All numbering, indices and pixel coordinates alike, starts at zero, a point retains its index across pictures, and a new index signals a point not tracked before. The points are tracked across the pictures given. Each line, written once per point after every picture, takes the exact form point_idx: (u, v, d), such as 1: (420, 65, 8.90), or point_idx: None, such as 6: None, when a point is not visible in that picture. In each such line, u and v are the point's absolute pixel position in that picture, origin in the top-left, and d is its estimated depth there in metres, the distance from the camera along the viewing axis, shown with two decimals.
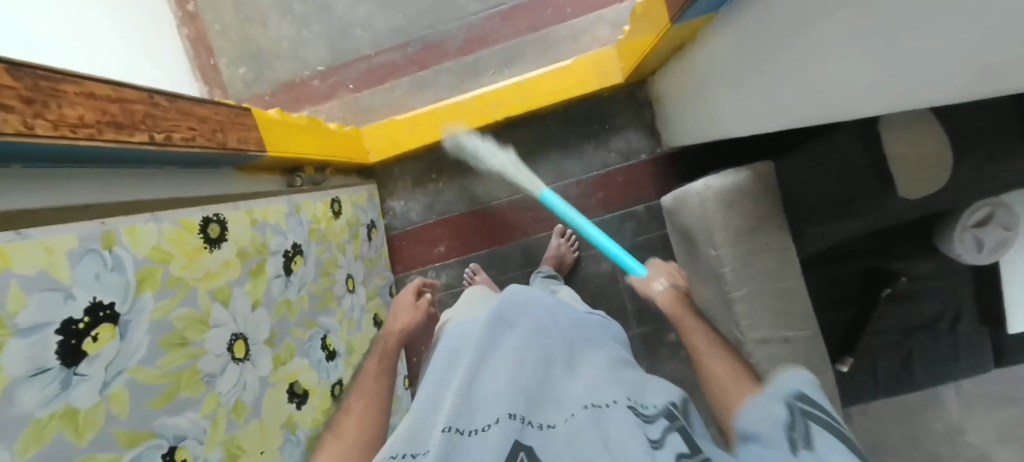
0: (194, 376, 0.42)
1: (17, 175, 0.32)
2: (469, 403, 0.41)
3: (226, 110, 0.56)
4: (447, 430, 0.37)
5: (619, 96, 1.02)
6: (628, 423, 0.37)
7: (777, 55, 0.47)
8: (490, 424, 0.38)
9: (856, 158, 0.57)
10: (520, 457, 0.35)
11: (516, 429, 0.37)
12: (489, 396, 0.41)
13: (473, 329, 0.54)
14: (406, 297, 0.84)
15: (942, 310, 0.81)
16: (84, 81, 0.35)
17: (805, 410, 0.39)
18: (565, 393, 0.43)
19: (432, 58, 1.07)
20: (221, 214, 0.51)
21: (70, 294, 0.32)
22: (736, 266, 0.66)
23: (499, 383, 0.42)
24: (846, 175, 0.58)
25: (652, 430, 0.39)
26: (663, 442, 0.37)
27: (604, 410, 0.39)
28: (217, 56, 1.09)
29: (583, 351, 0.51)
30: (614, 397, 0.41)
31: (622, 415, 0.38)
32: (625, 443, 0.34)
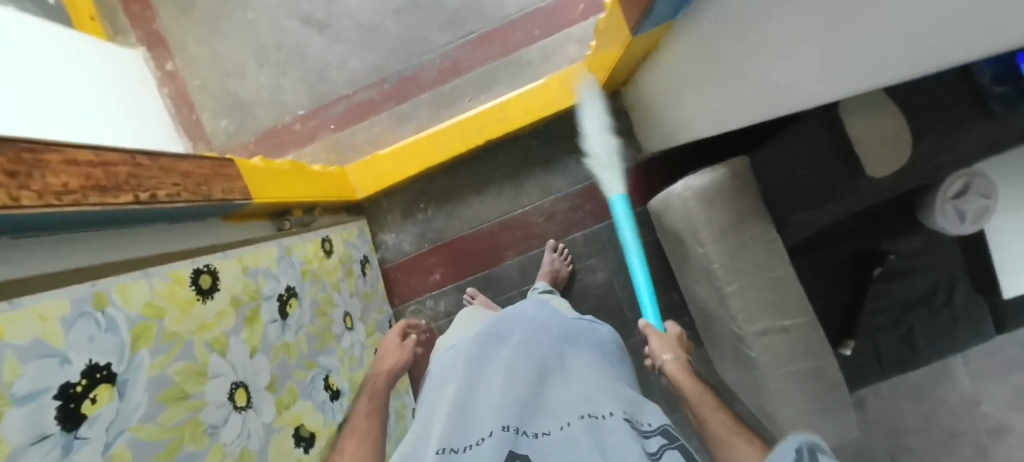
0: (196, 429, 0.42)
1: (6, 246, 0.32)
2: (464, 421, 0.41)
3: (209, 163, 0.58)
4: (442, 451, 0.37)
5: (594, 108, 1.05)
6: (626, 434, 0.38)
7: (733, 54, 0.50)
8: (483, 438, 0.38)
9: (822, 143, 0.60)
10: None
11: (510, 439, 0.38)
12: (482, 411, 0.41)
13: (461, 348, 0.55)
14: (393, 339, 0.86)
15: (936, 282, 0.82)
16: (65, 149, 0.36)
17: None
18: (561, 402, 0.43)
19: (410, 90, 1.10)
20: (211, 264, 0.51)
21: (65, 359, 0.32)
22: (724, 262, 0.67)
23: (491, 398, 0.42)
24: (818, 162, 0.61)
25: (649, 443, 0.41)
26: (661, 455, 0.39)
27: (600, 420, 0.40)
28: (198, 111, 1.11)
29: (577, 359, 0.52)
30: (611, 408, 0.42)
31: (620, 428, 0.39)
32: (623, 452, 0.36)
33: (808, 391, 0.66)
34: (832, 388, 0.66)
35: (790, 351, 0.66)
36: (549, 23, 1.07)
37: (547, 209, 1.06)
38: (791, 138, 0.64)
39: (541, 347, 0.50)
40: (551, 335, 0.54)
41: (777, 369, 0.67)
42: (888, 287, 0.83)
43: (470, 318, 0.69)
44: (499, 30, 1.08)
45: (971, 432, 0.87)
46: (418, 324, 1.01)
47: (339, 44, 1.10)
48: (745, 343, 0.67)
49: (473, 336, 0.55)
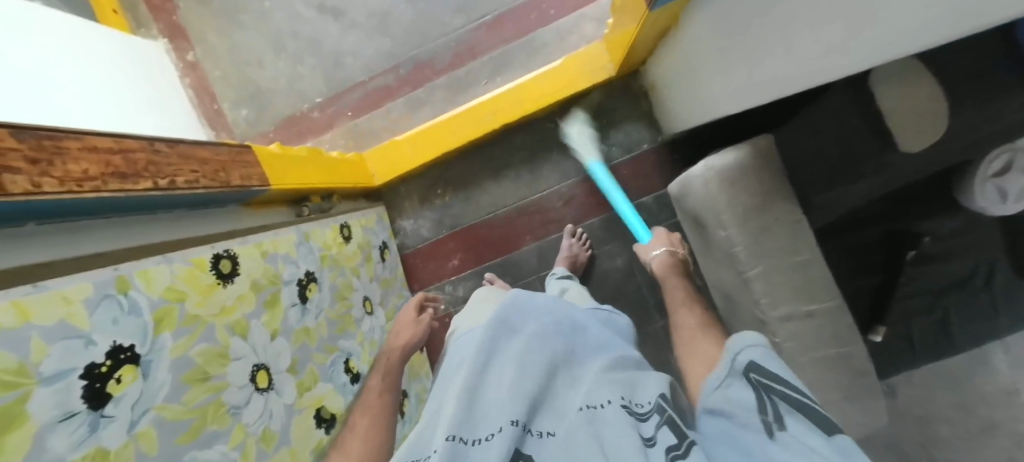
0: (219, 410, 0.43)
1: (31, 232, 0.33)
2: (473, 410, 0.40)
3: (226, 150, 0.58)
4: (451, 439, 0.37)
5: (613, 90, 1.02)
6: (621, 425, 0.36)
7: (756, 24, 0.47)
8: (493, 432, 0.37)
9: (850, 117, 0.56)
10: None
11: (518, 434, 0.37)
12: (492, 404, 0.41)
13: (473, 336, 0.54)
14: (409, 314, 0.84)
15: (975, 265, 0.78)
16: (85, 136, 0.37)
17: (766, 384, 0.40)
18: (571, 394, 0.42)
19: (425, 76, 1.09)
20: (232, 249, 0.52)
21: (90, 340, 0.33)
22: (747, 245, 0.64)
23: (502, 390, 0.42)
24: (843, 137, 0.57)
25: (645, 427, 0.38)
26: (656, 438, 0.36)
27: (600, 411, 0.38)
28: (220, 101, 1.13)
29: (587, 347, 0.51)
30: (608, 397, 0.40)
31: (618, 417, 0.37)
32: (619, 445, 0.34)
33: (834, 377, 0.63)
34: (861, 375, 0.63)
35: (816, 337, 0.63)
36: (565, 3, 1.04)
37: (565, 194, 1.04)
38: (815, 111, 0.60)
39: (552, 337, 0.49)
40: (563, 323, 0.53)
41: (802, 355, 0.64)
42: (921, 272, 0.79)
43: (481, 302, 0.69)
44: (514, 11, 1.05)
45: (1010, 423, 0.81)
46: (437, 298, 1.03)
47: (354, 31, 1.10)
48: (768, 329, 0.65)
49: (484, 324, 0.54)
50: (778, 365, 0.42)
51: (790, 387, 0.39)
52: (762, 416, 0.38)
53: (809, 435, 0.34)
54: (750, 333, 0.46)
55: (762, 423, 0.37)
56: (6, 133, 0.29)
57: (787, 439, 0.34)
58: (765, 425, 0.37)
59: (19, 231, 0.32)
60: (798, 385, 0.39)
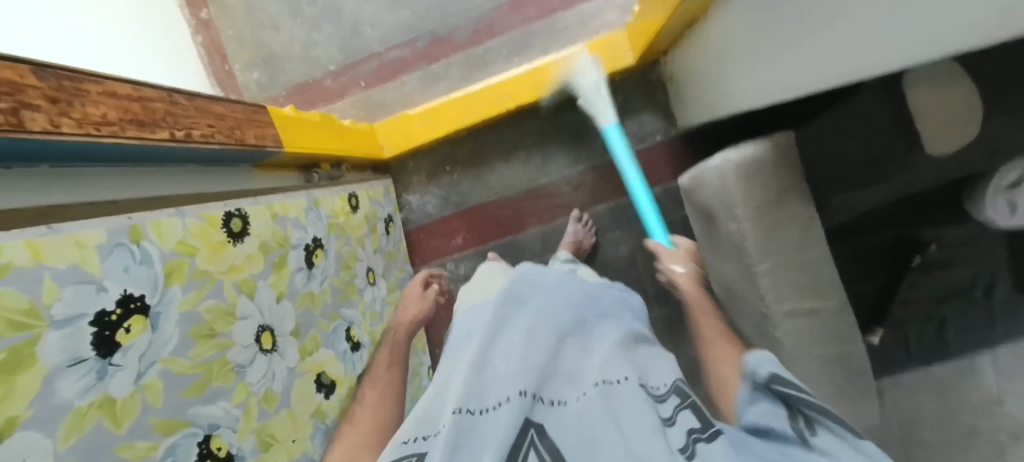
0: (224, 367, 0.43)
1: (46, 175, 0.33)
2: (481, 384, 0.40)
3: (242, 108, 0.57)
4: (457, 412, 0.36)
5: (631, 78, 1.00)
6: (640, 401, 0.36)
7: (796, 12, 0.46)
8: (501, 402, 0.37)
9: (878, 118, 0.56)
10: (531, 433, 0.35)
11: (527, 406, 0.36)
12: (500, 376, 0.40)
13: (480, 310, 0.54)
14: (415, 290, 0.86)
15: (976, 277, 0.78)
16: (105, 82, 0.36)
17: (789, 396, 0.41)
18: (578, 372, 0.43)
19: (441, 51, 1.07)
20: (243, 208, 0.51)
21: (101, 287, 0.32)
22: (759, 239, 0.63)
23: (510, 363, 0.41)
24: (869, 136, 0.57)
25: (663, 408, 0.39)
26: (675, 419, 0.37)
27: (613, 385, 0.38)
28: (231, 61, 1.10)
29: (595, 327, 0.52)
30: (626, 373, 0.40)
31: (634, 393, 0.37)
32: (637, 419, 0.34)
33: (830, 375, 0.63)
34: (858, 375, 0.63)
35: (817, 335, 0.63)
36: None
37: (574, 179, 1.04)
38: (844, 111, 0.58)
39: (563, 315, 0.49)
40: (572, 303, 0.53)
41: (803, 352, 0.64)
42: (925, 281, 0.79)
43: (482, 279, 0.69)
44: None
45: (989, 431, 0.82)
46: (441, 276, 0.94)
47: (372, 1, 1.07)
48: (771, 323, 0.65)
49: (492, 298, 0.54)
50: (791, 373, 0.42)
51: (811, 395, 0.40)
52: (791, 425, 0.40)
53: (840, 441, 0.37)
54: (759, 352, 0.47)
55: (793, 429, 0.39)
56: (25, 69, 0.28)
57: (827, 445, 0.37)
58: (797, 432, 0.39)
59: (34, 172, 0.32)
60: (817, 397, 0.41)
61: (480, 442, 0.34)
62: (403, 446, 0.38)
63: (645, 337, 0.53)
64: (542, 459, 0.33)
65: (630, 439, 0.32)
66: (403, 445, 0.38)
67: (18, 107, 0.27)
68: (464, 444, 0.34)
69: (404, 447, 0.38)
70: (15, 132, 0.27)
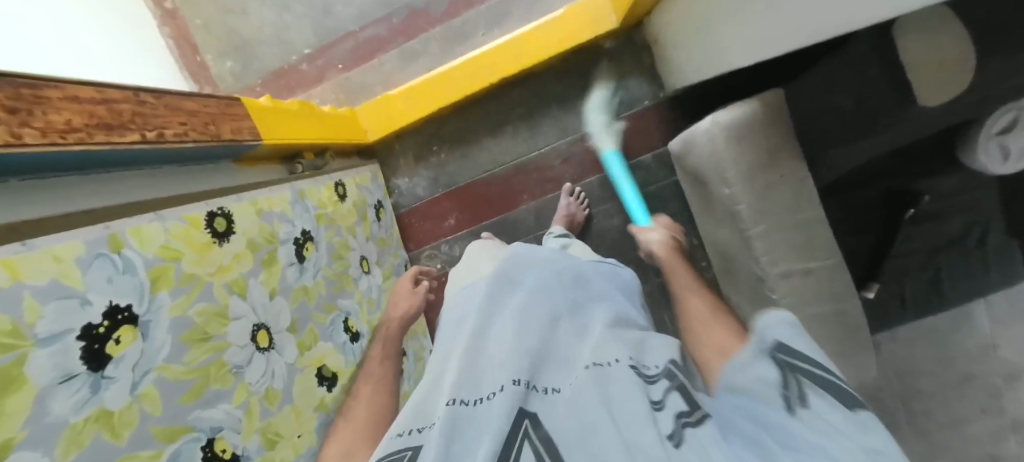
0: (221, 369, 0.43)
1: (17, 188, 0.32)
2: (474, 374, 0.40)
3: (216, 101, 0.55)
4: (452, 404, 0.37)
5: (616, 43, 0.98)
6: (630, 384, 0.37)
7: None
8: (495, 392, 0.37)
9: (870, 67, 0.54)
10: (524, 424, 0.34)
11: (521, 394, 0.36)
12: (493, 365, 0.41)
13: (473, 293, 0.55)
14: (405, 284, 0.83)
15: (969, 225, 0.78)
16: (65, 85, 0.34)
17: (792, 364, 0.38)
18: (571, 358, 0.43)
19: (419, 26, 1.03)
20: (225, 207, 0.50)
21: (85, 300, 0.32)
22: (751, 203, 0.63)
23: (502, 351, 0.42)
24: (862, 90, 0.56)
25: (653, 390, 0.38)
26: (664, 402, 0.36)
27: (606, 368, 0.39)
28: (202, 52, 1.06)
29: (586, 309, 0.51)
30: (616, 356, 0.41)
31: (625, 376, 0.38)
32: (628, 404, 0.34)
33: (829, 331, 0.64)
34: (854, 331, 0.65)
35: (814, 294, 0.64)
36: None
37: (564, 152, 1.02)
38: (839, 62, 0.57)
39: (555, 298, 0.50)
40: (563, 283, 0.53)
41: (799, 312, 0.65)
42: (919, 230, 0.80)
43: (471, 257, 0.69)
44: None
45: (984, 376, 0.84)
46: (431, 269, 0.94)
47: None
48: (767, 286, 0.66)
49: (483, 282, 0.55)
50: (808, 344, 0.39)
51: (817, 366, 0.37)
52: (783, 392, 0.36)
53: (831, 412, 0.34)
54: (773, 311, 0.42)
55: (784, 398, 0.36)
56: None
57: (813, 418, 0.33)
58: (786, 401, 0.36)
59: (5, 187, 0.31)
60: (818, 362, 0.38)
61: (472, 433, 0.34)
62: (398, 439, 0.38)
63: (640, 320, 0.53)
64: (535, 446, 0.32)
65: (623, 426, 0.32)
66: (397, 438, 0.38)
67: None
68: (460, 434, 0.34)
69: (400, 440, 0.38)
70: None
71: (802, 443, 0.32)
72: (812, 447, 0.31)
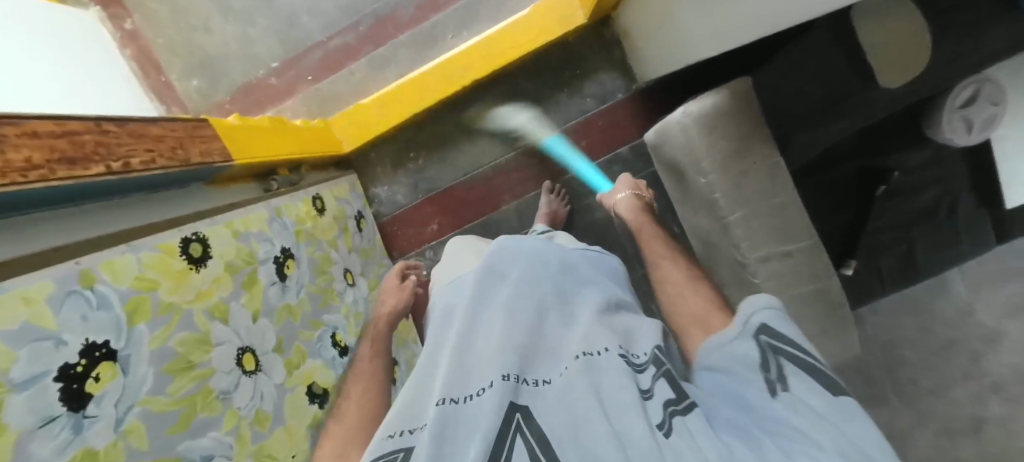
0: (207, 397, 0.43)
1: None
2: (462, 373, 0.41)
3: (182, 125, 0.54)
4: (442, 402, 0.37)
5: (584, 38, 0.99)
6: (617, 372, 0.38)
7: None
8: (484, 388, 0.38)
9: (830, 52, 0.56)
10: (516, 418, 0.35)
11: (510, 389, 0.37)
12: (481, 361, 0.42)
13: (460, 290, 0.56)
14: (392, 280, 0.79)
15: (941, 196, 0.83)
16: (22, 121, 0.34)
17: (776, 347, 0.39)
18: (557, 349, 0.45)
19: (387, 33, 1.02)
20: (200, 232, 0.49)
21: (60, 340, 0.31)
22: (727, 191, 0.65)
23: (490, 345, 0.43)
24: (824, 74, 0.57)
25: (642, 379, 0.40)
26: (653, 390, 0.38)
27: (594, 359, 0.40)
28: (167, 71, 1.04)
29: (571, 298, 0.53)
30: (606, 344, 0.42)
31: (613, 364, 0.39)
32: (618, 398, 0.35)
33: (812, 310, 0.66)
34: (834, 308, 0.66)
35: (793, 275, 0.66)
36: None
37: (542, 149, 1.04)
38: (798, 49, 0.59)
39: (540, 291, 0.51)
40: (549, 277, 0.54)
41: (781, 294, 0.66)
42: (889, 204, 0.84)
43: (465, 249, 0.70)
44: None
45: (965, 339, 0.85)
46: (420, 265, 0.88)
47: None
48: (749, 271, 0.67)
49: (468, 280, 0.56)
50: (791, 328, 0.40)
51: (799, 352, 0.37)
52: (766, 374, 0.37)
53: (812, 397, 0.34)
54: (759, 294, 0.43)
55: (770, 381, 0.37)
56: None
57: (793, 401, 0.34)
58: (769, 384, 0.37)
59: None
60: (801, 348, 0.38)
61: (465, 430, 0.35)
62: (389, 440, 0.38)
63: (624, 302, 0.55)
64: (527, 439, 0.33)
65: (613, 418, 0.33)
66: (388, 439, 0.38)
67: None
68: (452, 432, 0.35)
69: (390, 441, 0.38)
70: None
71: (783, 427, 0.33)
72: (789, 432, 0.32)
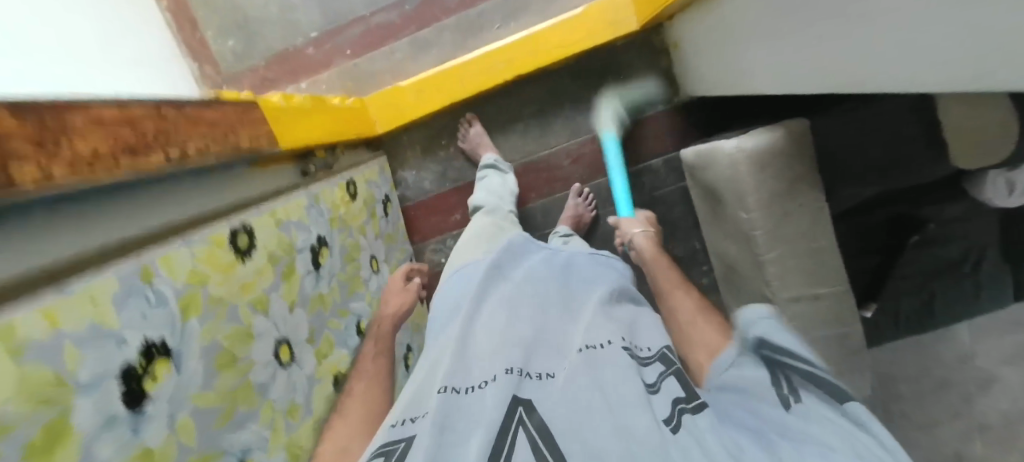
0: (248, 390, 0.43)
1: (69, 218, 0.32)
2: (464, 366, 0.46)
3: (235, 107, 0.53)
4: (444, 391, 0.42)
5: (633, 44, 0.96)
6: (620, 368, 0.43)
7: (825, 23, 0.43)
8: (486, 381, 0.43)
9: (905, 126, 0.57)
10: (518, 410, 0.39)
11: (511, 383, 0.42)
12: (482, 355, 0.47)
13: (462, 285, 0.62)
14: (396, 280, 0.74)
15: (967, 252, 0.80)
16: (89, 108, 0.33)
17: (777, 359, 0.42)
18: (558, 343, 0.49)
19: (433, 15, 0.99)
20: (248, 222, 0.49)
21: (121, 339, 0.32)
22: (768, 229, 0.63)
23: (490, 342, 0.49)
24: (893, 143, 0.59)
25: (648, 374, 0.46)
26: (661, 386, 0.44)
27: (598, 354, 0.45)
28: (202, 29, 1.01)
29: (573, 294, 0.59)
30: (608, 339, 0.47)
31: (615, 359, 0.44)
32: (621, 391, 0.40)
33: (829, 353, 0.67)
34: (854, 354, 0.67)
35: (820, 319, 0.66)
36: None
37: (573, 152, 1.02)
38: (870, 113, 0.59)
39: (543, 288, 0.57)
40: (552, 275, 0.60)
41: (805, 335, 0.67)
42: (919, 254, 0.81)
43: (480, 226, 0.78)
44: None
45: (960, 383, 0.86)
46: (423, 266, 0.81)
47: None
48: (775, 309, 0.67)
49: (470, 276, 0.62)
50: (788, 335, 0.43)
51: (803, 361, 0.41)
52: (778, 390, 0.40)
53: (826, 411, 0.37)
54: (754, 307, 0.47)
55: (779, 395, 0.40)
56: (9, 113, 0.25)
57: (807, 413, 0.37)
58: (781, 398, 0.40)
59: (54, 218, 0.30)
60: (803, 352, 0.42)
61: (467, 417, 0.40)
62: (393, 428, 0.43)
63: (621, 295, 0.60)
64: (529, 433, 0.37)
65: (617, 413, 0.38)
66: (393, 428, 0.43)
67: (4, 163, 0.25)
68: (454, 421, 0.40)
69: (392, 431, 0.42)
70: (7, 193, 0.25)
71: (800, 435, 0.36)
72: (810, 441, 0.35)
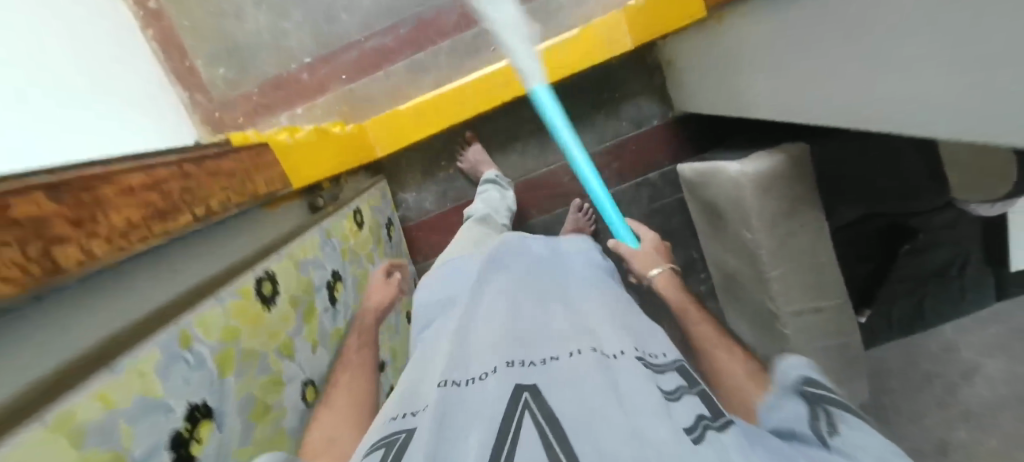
0: (280, 436, 0.44)
1: (94, 295, 0.31)
2: (465, 359, 0.42)
3: (247, 154, 0.54)
4: (444, 384, 0.38)
5: (628, 62, 0.99)
6: (639, 376, 0.37)
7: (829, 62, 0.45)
8: (487, 372, 0.39)
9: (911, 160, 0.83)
10: (523, 396, 0.34)
11: (514, 374, 0.37)
12: (483, 346, 0.43)
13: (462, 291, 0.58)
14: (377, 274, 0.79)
15: (954, 257, 0.85)
16: (118, 178, 0.33)
17: (819, 396, 0.42)
18: (564, 335, 0.44)
19: (429, 38, 1.00)
20: (270, 269, 0.49)
21: (168, 408, 0.32)
22: (771, 248, 0.66)
23: (491, 335, 0.44)
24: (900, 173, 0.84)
25: (664, 382, 0.40)
26: (680, 396, 0.38)
27: (611, 360, 0.40)
28: (192, 57, 1.00)
29: (579, 296, 0.54)
30: (622, 347, 0.42)
31: (633, 366, 0.39)
32: (637, 399, 0.34)
33: (832, 362, 0.70)
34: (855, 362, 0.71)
35: (821, 330, 0.69)
36: None
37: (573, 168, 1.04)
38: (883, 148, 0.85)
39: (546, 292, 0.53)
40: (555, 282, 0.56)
41: (807, 344, 0.70)
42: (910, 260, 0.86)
43: (471, 236, 0.76)
44: None
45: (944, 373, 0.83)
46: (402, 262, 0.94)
47: None
48: (779, 321, 0.70)
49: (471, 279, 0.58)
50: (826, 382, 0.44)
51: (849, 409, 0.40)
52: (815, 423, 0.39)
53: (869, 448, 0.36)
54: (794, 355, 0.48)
55: (813, 428, 0.39)
56: (44, 196, 0.25)
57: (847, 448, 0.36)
58: (816, 433, 0.39)
59: (77, 293, 0.30)
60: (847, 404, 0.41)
61: (467, 409, 0.35)
62: (392, 421, 0.39)
63: (626, 302, 0.56)
64: (534, 416, 0.32)
65: (632, 416, 0.33)
66: (393, 421, 0.39)
67: (48, 249, 0.24)
68: (452, 413, 0.35)
69: (393, 423, 0.38)
70: (52, 278, 0.24)
71: None
72: None
